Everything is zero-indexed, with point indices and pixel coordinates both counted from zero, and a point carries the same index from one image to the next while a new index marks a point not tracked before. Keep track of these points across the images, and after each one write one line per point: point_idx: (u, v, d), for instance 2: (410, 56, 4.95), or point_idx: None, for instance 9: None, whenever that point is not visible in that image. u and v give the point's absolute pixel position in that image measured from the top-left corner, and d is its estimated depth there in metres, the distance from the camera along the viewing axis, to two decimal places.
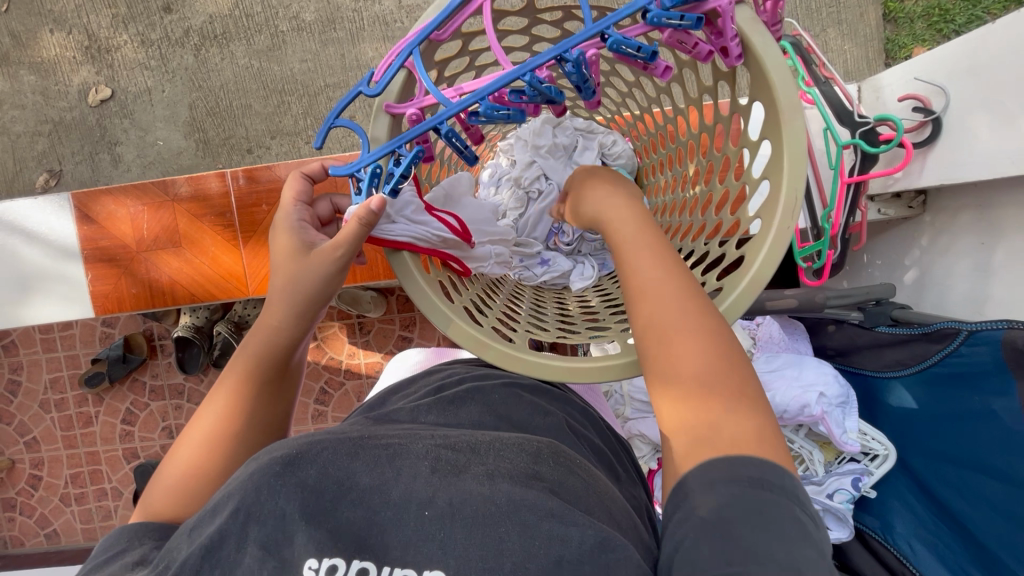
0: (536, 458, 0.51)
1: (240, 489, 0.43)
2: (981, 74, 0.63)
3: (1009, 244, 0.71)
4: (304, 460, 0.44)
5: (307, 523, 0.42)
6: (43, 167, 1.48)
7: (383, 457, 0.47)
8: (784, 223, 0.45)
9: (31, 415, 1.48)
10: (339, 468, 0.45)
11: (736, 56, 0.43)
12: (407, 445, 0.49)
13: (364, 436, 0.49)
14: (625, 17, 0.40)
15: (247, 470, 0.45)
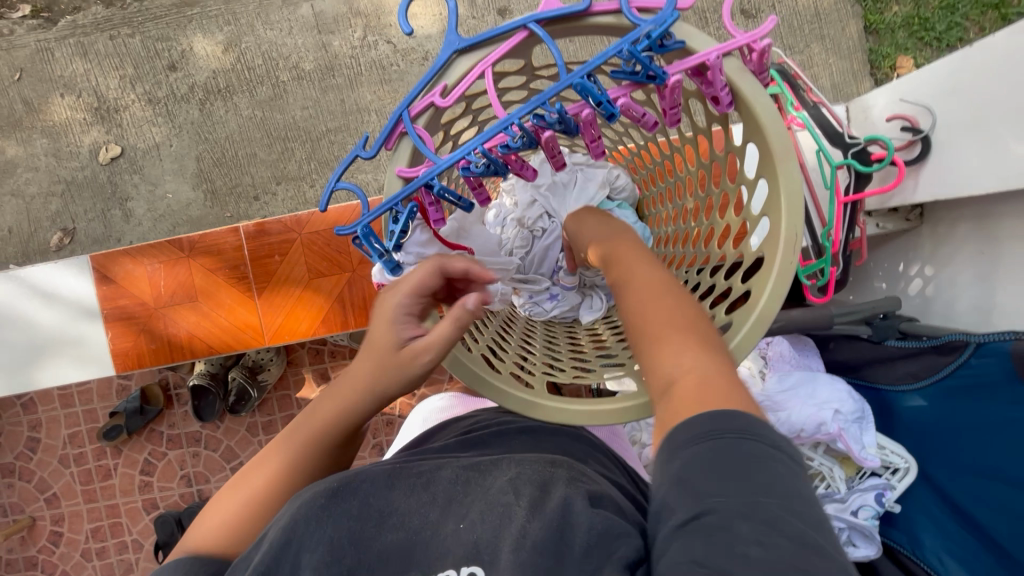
0: (570, 478, 0.56)
1: (289, 516, 0.49)
2: (963, 94, 0.65)
3: (1009, 253, 0.72)
4: (345, 492, 0.51)
5: (354, 549, 0.49)
6: (56, 226, 1.52)
7: (418, 485, 0.54)
8: (787, 259, 0.46)
9: (51, 471, 1.49)
10: (379, 499, 0.52)
11: (727, 103, 0.46)
12: (436, 473, 0.56)
13: (399, 467, 0.56)
14: (596, 66, 0.42)
15: (292, 504, 0.51)
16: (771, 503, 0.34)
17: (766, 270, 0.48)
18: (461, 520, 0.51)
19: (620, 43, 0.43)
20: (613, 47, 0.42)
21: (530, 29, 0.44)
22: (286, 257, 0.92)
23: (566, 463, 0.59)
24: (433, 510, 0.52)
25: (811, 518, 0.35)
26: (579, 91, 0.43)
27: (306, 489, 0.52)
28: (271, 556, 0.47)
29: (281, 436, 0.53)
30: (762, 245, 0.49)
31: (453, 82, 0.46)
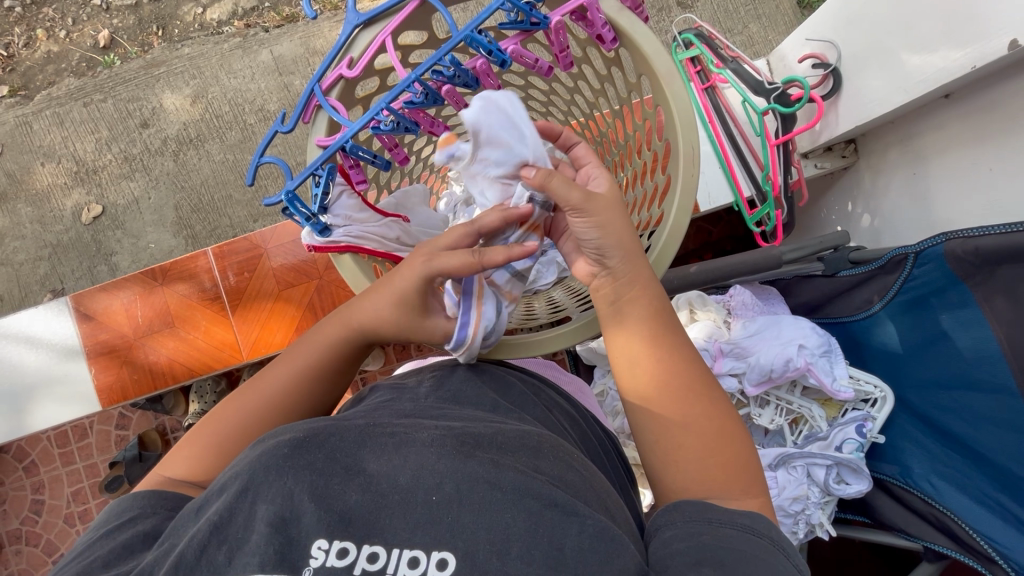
0: (542, 463, 0.50)
1: (247, 471, 0.46)
2: (858, 22, 0.70)
3: (934, 167, 0.75)
4: (311, 444, 0.47)
5: (314, 505, 0.44)
6: (46, 288, 1.56)
7: (389, 445, 0.49)
8: (688, 172, 0.50)
9: (56, 532, 1.48)
10: (347, 455, 0.47)
11: (612, 40, 0.50)
12: (413, 433, 0.50)
13: (372, 424, 0.51)
14: (483, 18, 0.46)
15: (255, 453, 0.48)
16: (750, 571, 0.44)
17: (674, 189, 0.51)
18: (433, 491, 0.46)
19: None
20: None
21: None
22: (255, 273, 0.95)
23: (542, 440, 0.52)
24: (403, 473, 0.47)
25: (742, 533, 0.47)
26: (471, 44, 0.46)
27: (278, 434, 0.49)
28: (225, 507, 0.44)
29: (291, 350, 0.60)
30: (669, 165, 0.52)
31: (358, 54, 0.50)
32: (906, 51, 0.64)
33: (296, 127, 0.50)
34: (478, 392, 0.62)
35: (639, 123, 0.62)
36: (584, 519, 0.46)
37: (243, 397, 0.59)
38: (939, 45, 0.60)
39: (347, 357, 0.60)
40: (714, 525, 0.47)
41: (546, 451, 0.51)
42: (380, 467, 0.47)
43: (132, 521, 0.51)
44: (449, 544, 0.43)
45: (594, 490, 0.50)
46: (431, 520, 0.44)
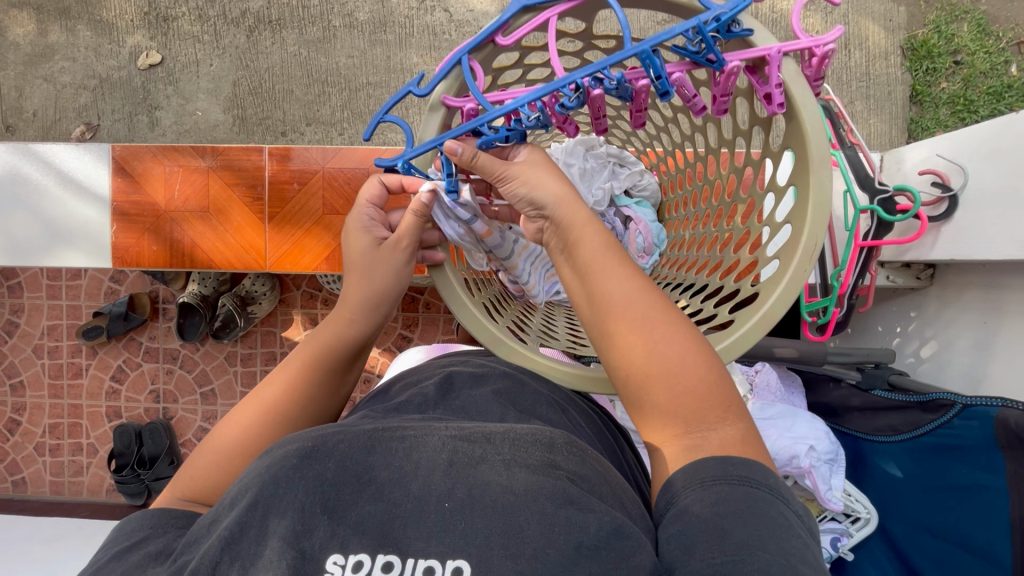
0: (558, 458, 0.47)
1: (258, 483, 0.44)
2: (999, 160, 0.66)
3: (1013, 325, 0.73)
4: (319, 454, 0.44)
5: (327, 519, 0.42)
6: (81, 119, 1.52)
7: (399, 449, 0.46)
8: (800, 268, 0.47)
9: (22, 358, 1.48)
10: (356, 462, 0.44)
11: (778, 104, 0.46)
12: (423, 437, 0.47)
13: (380, 428, 0.48)
14: (665, 40, 0.42)
15: (263, 463, 0.46)
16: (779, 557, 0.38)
17: (781, 274, 0.48)
18: (446, 498, 0.43)
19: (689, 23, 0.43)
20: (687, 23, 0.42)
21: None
22: (304, 188, 0.92)
23: (553, 436, 0.50)
24: (416, 481, 0.44)
25: (773, 513, 0.40)
26: (642, 61, 0.44)
27: (285, 444, 0.46)
28: (236, 522, 0.43)
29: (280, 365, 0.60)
30: (780, 250, 0.50)
31: (517, 23, 0.47)
32: None
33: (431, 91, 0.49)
34: (486, 398, 0.60)
35: (757, 190, 0.61)
36: (601, 514, 0.43)
37: (237, 413, 0.58)
38: None
39: (351, 352, 0.60)
40: (745, 484, 0.41)
41: (559, 447, 0.49)
42: (390, 474, 0.44)
43: (140, 544, 0.49)
44: (463, 551, 0.41)
45: (610, 486, 0.48)
46: (446, 525, 0.42)
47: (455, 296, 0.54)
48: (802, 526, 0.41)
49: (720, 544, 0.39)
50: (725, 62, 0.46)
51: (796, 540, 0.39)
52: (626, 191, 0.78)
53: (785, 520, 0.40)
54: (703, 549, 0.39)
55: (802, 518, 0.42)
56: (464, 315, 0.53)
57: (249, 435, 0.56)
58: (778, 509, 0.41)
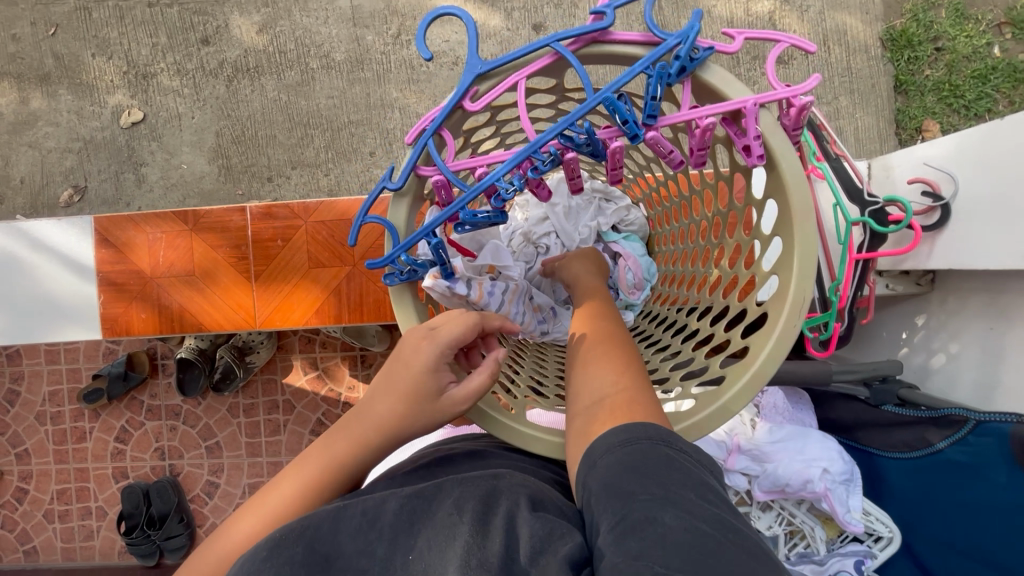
0: (501, 482, 0.48)
1: (236, 569, 0.43)
2: (988, 169, 0.65)
3: (1020, 332, 0.71)
4: (288, 540, 0.43)
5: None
6: (68, 182, 1.52)
7: (364, 525, 0.45)
8: (790, 323, 0.46)
9: (26, 426, 1.47)
10: (326, 542, 0.44)
11: (758, 155, 0.45)
12: (376, 507, 0.46)
13: (343, 505, 0.46)
14: (622, 85, 0.42)
15: (250, 550, 0.44)
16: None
17: (769, 329, 0.47)
18: None
19: (642, 62, 0.43)
20: (641, 65, 0.42)
21: (552, 49, 0.45)
22: (288, 243, 0.91)
23: (499, 473, 0.50)
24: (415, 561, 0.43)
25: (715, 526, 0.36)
26: (607, 107, 0.44)
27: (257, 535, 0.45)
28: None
29: (324, 438, 0.53)
30: (768, 301, 0.49)
31: (485, 90, 0.46)
32: None
33: (402, 181, 0.48)
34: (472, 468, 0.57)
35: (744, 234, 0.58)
36: (577, 546, 0.42)
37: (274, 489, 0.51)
38: None
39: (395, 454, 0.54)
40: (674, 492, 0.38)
41: (507, 481, 0.49)
42: (382, 552, 0.44)
43: None
44: None
45: None
46: None
47: (482, 413, 0.52)
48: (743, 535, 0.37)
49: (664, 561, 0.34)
50: (701, 116, 0.45)
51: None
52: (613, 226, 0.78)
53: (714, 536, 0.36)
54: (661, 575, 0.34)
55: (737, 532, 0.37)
56: (450, 391, 0.51)
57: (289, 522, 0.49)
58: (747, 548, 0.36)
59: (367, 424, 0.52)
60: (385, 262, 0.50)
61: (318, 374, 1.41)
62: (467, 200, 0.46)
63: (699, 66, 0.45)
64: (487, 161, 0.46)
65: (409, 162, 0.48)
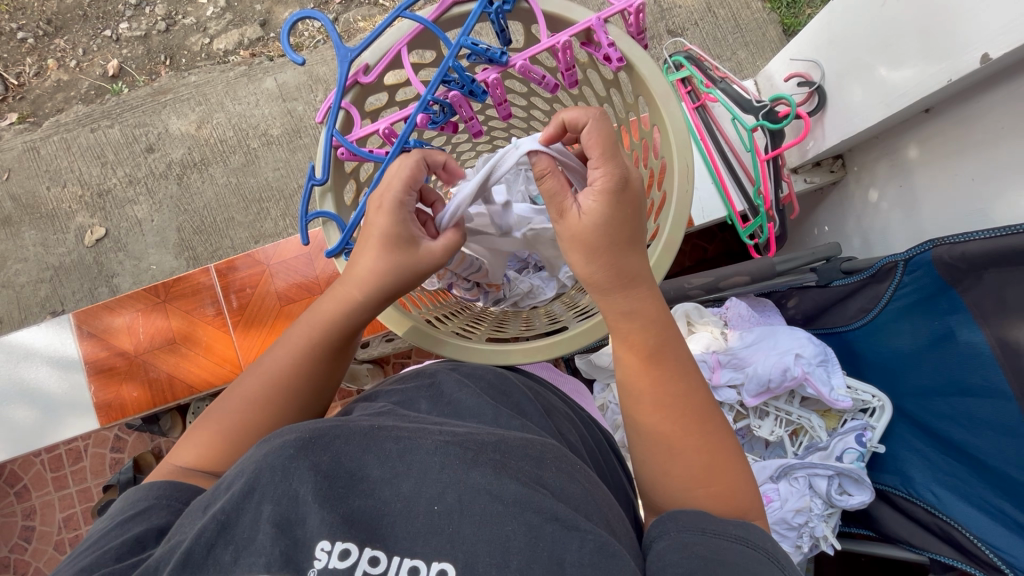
0: (546, 473, 0.48)
1: (253, 468, 0.42)
2: (838, 44, 0.73)
3: (920, 181, 0.77)
4: (317, 446, 0.43)
5: (318, 507, 0.40)
6: (46, 310, 1.57)
7: (393, 452, 0.45)
8: (684, 190, 0.52)
9: (46, 560, 1.42)
10: (351, 460, 0.44)
11: (617, 60, 0.52)
12: (417, 439, 0.46)
13: (378, 426, 0.47)
14: (471, 26, 0.50)
15: (259, 452, 0.44)
16: None
17: (669, 205, 0.54)
18: (435, 501, 0.43)
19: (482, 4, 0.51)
20: (479, 7, 0.50)
21: (409, 17, 0.51)
22: (259, 290, 0.96)
23: (544, 449, 0.49)
24: (407, 481, 0.44)
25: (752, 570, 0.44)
26: (469, 49, 0.52)
27: (282, 434, 0.45)
28: (230, 505, 0.41)
29: (284, 334, 0.58)
30: (665, 181, 0.55)
31: (372, 60, 0.53)
32: (886, 67, 0.66)
33: (324, 171, 0.53)
34: (478, 401, 0.57)
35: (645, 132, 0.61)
36: (584, 534, 0.43)
37: (241, 385, 0.56)
38: (917, 61, 0.62)
39: (344, 336, 0.57)
40: (708, 536, 0.46)
41: (548, 462, 0.49)
42: (383, 473, 0.44)
43: (141, 513, 0.49)
44: (449, 555, 0.41)
45: (596, 504, 0.48)
46: (434, 528, 0.42)
47: (487, 351, 0.59)
48: (766, 555, 0.46)
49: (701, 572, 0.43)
50: (558, 39, 0.52)
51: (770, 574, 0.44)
52: None
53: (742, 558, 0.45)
54: None
55: (756, 545, 0.46)
56: (451, 348, 0.58)
57: (257, 414, 0.55)
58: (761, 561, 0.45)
59: (329, 306, 0.56)
60: (342, 246, 0.55)
61: None
62: (387, 165, 0.52)
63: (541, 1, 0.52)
64: (394, 121, 0.52)
65: (323, 153, 0.52)
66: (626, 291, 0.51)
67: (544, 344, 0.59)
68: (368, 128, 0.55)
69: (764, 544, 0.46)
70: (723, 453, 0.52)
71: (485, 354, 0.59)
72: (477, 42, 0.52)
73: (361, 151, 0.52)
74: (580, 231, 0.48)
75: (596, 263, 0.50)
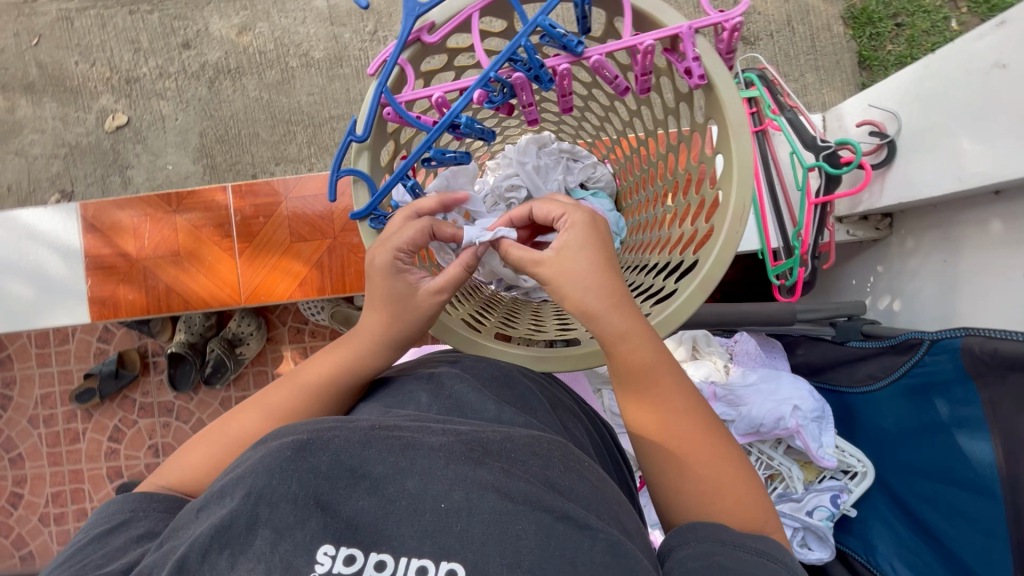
0: (554, 473, 0.46)
1: (252, 473, 0.42)
2: (926, 100, 0.69)
3: (970, 260, 0.74)
4: (315, 446, 0.43)
5: (320, 513, 0.40)
6: (55, 187, 1.55)
7: (396, 446, 0.44)
8: (734, 228, 0.50)
9: (18, 430, 1.46)
10: (351, 456, 0.43)
11: (699, 76, 0.48)
12: (421, 438, 0.46)
13: (379, 426, 0.46)
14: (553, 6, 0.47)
15: (256, 455, 0.44)
16: None
17: (714, 241, 0.51)
18: (442, 498, 0.42)
19: None
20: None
21: None
22: (271, 220, 0.94)
23: (550, 447, 0.48)
24: (410, 479, 0.43)
25: None
26: (545, 31, 0.48)
27: (280, 437, 0.45)
28: (229, 514, 0.40)
29: (288, 375, 0.59)
30: (714, 216, 0.53)
31: (440, 20, 0.49)
32: (970, 138, 0.63)
33: (366, 130, 0.50)
34: (482, 398, 0.55)
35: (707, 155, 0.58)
36: (596, 533, 0.42)
37: (238, 417, 0.56)
38: (1012, 142, 0.58)
39: (351, 378, 0.58)
40: (730, 548, 0.45)
41: (555, 461, 0.47)
42: (385, 470, 0.43)
43: (122, 526, 0.49)
44: (459, 555, 0.40)
45: (604, 500, 0.47)
46: (440, 526, 0.41)
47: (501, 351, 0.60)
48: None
49: None
50: (641, 41, 0.48)
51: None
52: (581, 184, 0.79)
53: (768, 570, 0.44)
54: None
55: (781, 561, 0.45)
56: (457, 339, 0.59)
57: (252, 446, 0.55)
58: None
59: (340, 352, 0.58)
60: (368, 210, 0.53)
61: None
62: (433, 136, 0.49)
63: None
64: (449, 92, 0.49)
65: (369, 110, 0.50)
66: (612, 315, 0.50)
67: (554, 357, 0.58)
68: (421, 90, 0.52)
69: (784, 560, 0.46)
70: (731, 469, 0.51)
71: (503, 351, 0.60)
72: (555, 25, 0.48)
73: (408, 115, 0.50)
74: (562, 263, 0.50)
75: (577, 286, 0.50)
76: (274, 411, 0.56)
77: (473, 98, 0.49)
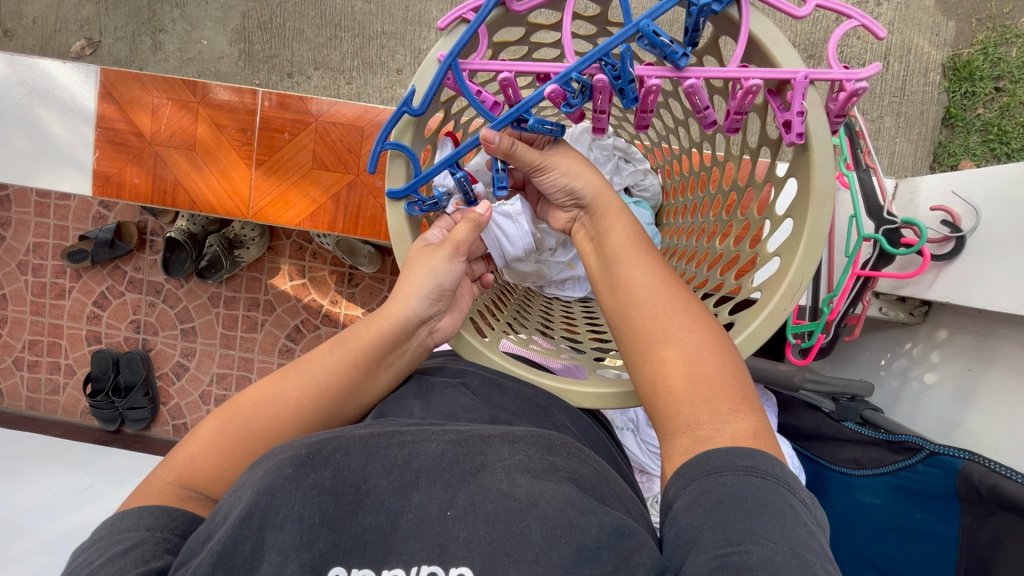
0: (557, 459, 0.49)
1: (250, 494, 0.43)
2: (1016, 206, 0.63)
3: (998, 376, 0.71)
4: (315, 463, 0.45)
5: (327, 531, 0.43)
6: (82, 33, 1.46)
7: (398, 460, 0.46)
8: (783, 302, 0.47)
9: (7, 273, 1.46)
10: (354, 471, 0.45)
11: (797, 134, 0.43)
12: (421, 445, 0.48)
13: (377, 434, 0.48)
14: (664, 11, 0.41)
15: (254, 474, 0.45)
16: (782, 545, 0.35)
17: (758, 311, 0.48)
18: (448, 506, 0.44)
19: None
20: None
21: None
22: (297, 138, 0.88)
23: (552, 438, 0.51)
24: (416, 492, 0.45)
25: None
26: (644, 38, 0.43)
27: (275, 455, 0.46)
28: (228, 536, 0.42)
29: (299, 360, 0.56)
30: (764, 283, 0.49)
31: None
32: None
33: (424, 102, 0.46)
34: (472, 404, 0.58)
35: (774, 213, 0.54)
36: (603, 515, 0.43)
37: (245, 402, 0.53)
38: None
39: (374, 357, 0.55)
40: (714, 476, 0.39)
41: (558, 447, 0.50)
42: (389, 484, 0.45)
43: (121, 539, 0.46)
44: (467, 559, 0.42)
45: (610, 486, 0.49)
46: (447, 533, 0.43)
47: (568, 392, 0.54)
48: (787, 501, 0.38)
49: (722, 535, 0.36)
50: (747, 77, 0.43)
51: (801, 529, 0.37)
52: (626, 188, 0.74)
53: (763, 494, 0.38)
54: (706, 547, 0.36)
55: (780, 481, 0.39)
56: (477, 354, 0.56)
57: (264, 432, 0.52)
58: (782, 497, 0.38)
59: (355, 331, 0.56)
60: (407, 191, 0.51)
61: (303, 283, 1.37)
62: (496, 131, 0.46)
63: (753, 21, 0.43)
64: (522, 81, 0.44)
65: (432, 83, 0.45)
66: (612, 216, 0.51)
67: (593, 391, 0.53)
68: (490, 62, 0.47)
69: (775, 472, 0.39)
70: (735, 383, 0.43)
71: (563, 390, 0.54)
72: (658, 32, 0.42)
73: (469, 90, 0.45)
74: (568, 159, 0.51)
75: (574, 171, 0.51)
76: (297, 387, 0.53)
77: (547, 96, 0.44)
